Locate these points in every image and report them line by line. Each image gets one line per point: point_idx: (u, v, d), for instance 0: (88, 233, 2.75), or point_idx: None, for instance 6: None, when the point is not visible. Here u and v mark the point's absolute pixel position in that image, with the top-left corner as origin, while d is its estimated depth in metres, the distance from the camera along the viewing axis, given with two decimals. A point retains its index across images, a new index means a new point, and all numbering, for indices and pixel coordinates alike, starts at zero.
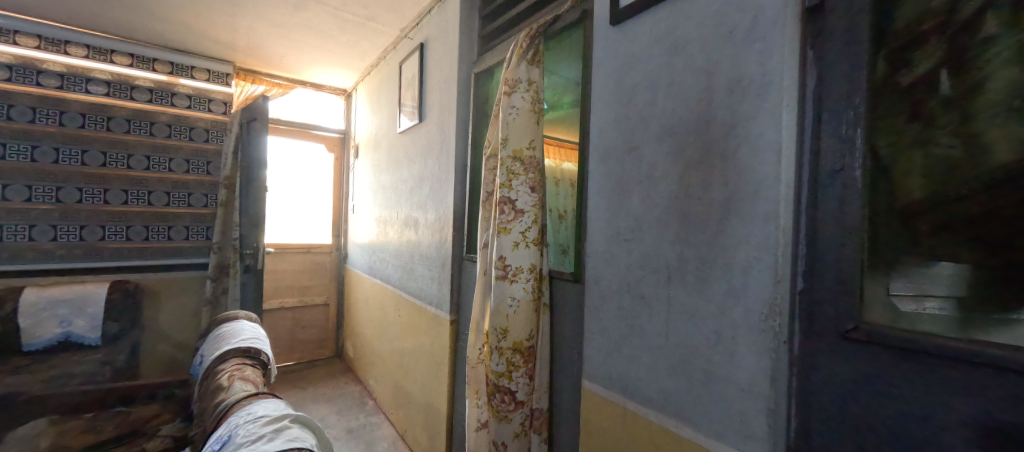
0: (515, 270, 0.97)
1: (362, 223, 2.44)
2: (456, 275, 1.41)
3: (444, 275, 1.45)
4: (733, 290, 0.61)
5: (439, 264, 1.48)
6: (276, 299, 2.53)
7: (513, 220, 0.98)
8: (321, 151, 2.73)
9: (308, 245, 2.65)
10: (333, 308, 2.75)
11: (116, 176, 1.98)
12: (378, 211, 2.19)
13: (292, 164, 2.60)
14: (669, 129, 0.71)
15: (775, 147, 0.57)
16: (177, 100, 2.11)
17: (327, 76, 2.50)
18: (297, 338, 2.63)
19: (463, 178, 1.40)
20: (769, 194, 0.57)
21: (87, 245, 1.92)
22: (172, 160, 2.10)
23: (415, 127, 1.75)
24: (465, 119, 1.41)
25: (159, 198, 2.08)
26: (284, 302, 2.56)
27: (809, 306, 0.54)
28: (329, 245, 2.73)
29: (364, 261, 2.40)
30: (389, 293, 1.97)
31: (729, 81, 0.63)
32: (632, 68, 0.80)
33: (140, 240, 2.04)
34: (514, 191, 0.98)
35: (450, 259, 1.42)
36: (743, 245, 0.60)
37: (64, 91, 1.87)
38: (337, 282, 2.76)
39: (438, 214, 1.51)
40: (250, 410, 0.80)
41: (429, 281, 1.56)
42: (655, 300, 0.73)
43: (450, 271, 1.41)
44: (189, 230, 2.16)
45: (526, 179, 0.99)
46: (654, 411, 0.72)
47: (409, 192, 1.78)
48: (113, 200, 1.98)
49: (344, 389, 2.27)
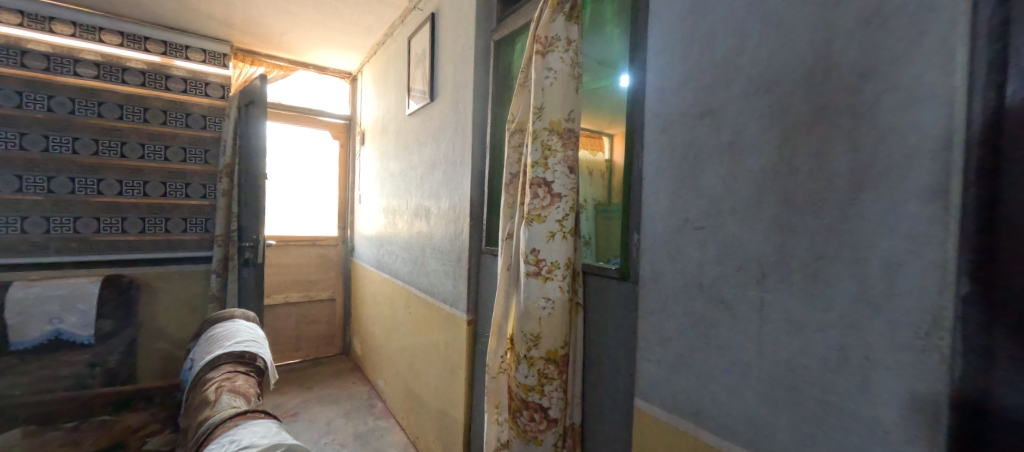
0: (548, 266, 0.81)
1: (369, 214, 2.30)
2: (474, 270, 1.26)
3: (461, 269, 1.29)
4: (869, 297, 0.45)
5: (456, 259, 1.33)
6: (281, 294, 2.42)
7: (547, 206, 0.82)
8: (326, 139, 2.58)
9: (314, 238, 2.52)
10: (339, 304, 2.62)
11: (110, 165, 1.85)
12: (385, 201, 2.05)
13: (297, 153, 2.47)
14: (763, 84, 0.55)
15: (942, 97, 0.40)
16: (171, 84, 1.98)
17: (330, 58, 2.35)
18: (303, 334, 2.52)
19: (481, 161, 1.25)
20: (926, 163, 0.41)
21: (82, 239, 1.81)
22: (168, 148, 1.97)
23: (425, 109, 1.60)
24: (482, 94, 1.26)
25: (155, 188, 1.96)
26: (289, 297, 2.45)
27: (983, 316, 0.37)
28: (334, 237, 2.60)
29: (371, 254, 2.27)
30: (398, 289, 1.84)
31: (859, 11, 0.46)
32: (707, 10, 0.63)
33: (137, 233, 1.92)
34: (548, 171, 0.82)
35: (467, 251, 1.27)
36: (885, 235, 0.44)
37: (51, 74, 1.74)
38: (341, 276, 2.62)
39: (452, 202, 1.36)
40: (233, 437, 0.65)
41: (445, 277, 1.41)
42: (739, 305, 0.57)
43: (468, 264, 1.26)
44: (188, 222, 2.03)
45: (564, 157, 0.83)
46: (740, 446, 0.57)
47: (420, 178, 1.63)
48: (107, 191, 1.85)
49: (351, 389, 2.15)
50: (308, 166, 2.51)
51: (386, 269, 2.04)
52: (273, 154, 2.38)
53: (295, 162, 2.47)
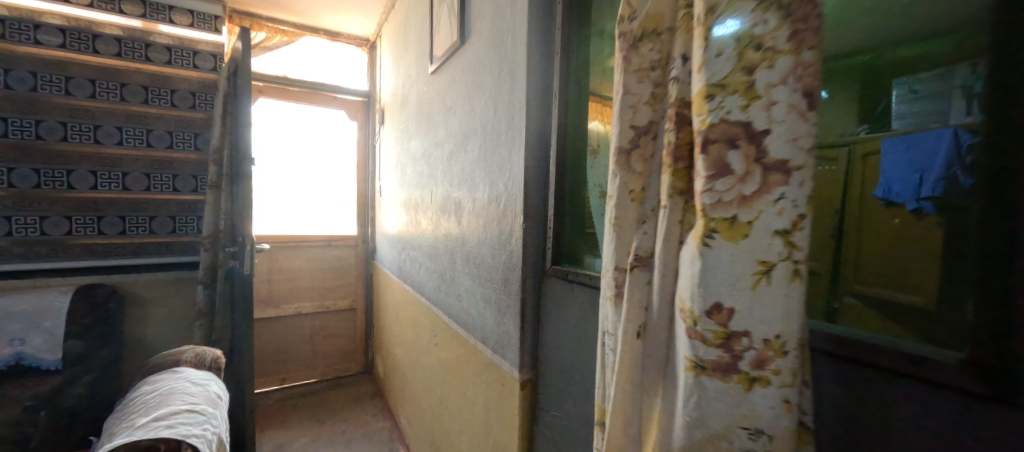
0: (755, 354, 0.32)
1: (391, 210, 1.88)
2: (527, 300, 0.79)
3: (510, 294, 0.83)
4: None
5: (503, 279, 0.86)
6: (293, 302, 2.08)
7: (748, 200, 0.32)
8: (342, 120, 2.18)
9: (329, 237, 2.15)
10: (360, 314, 2.24)
11: (82, 153, 1.55)
12: (407, 192, 1.61)
13: (308, 138, 2.09)
14: None
15: None
16: (153, 54, 1.63)
17: (342, 20, 1.94)
18: (319, 349, 2.17)
19: (542, 122, 0.77)
20: None
21: (51, 242, 1.52)
22: (150, 132, 1.64)
23: (453, 61, 1.13)
24: (544, 10, 0.77)
25: (136, 181, 1.63)
26: (302, 306, 2.10)
27: None
28: (354, 237, 2.22)
29: (393, 258, 1.86)
30: (423, 309, 1.40)
31: None
32: None
33: (116, 234, 1.61)
34: (753, 109, 0.31)
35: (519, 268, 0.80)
36: None
37: (7, 43, 1.44)
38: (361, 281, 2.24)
39: (494, 191, 0.89)
40: None
41: (484, 304, 0.94)
42: None
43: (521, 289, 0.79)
44: (177, 221, 1.70)
45: (795, 70, 0.31)
46: None
47: (448, 158, 1.16)
48: (79, 185, 1.55)
49: (370, 425, 1.75)
50: (322, 152, 2.13)
51: (409, 278, 1.62)
52: (280, 138, 2.02)
53: (306, 148, 2.09)
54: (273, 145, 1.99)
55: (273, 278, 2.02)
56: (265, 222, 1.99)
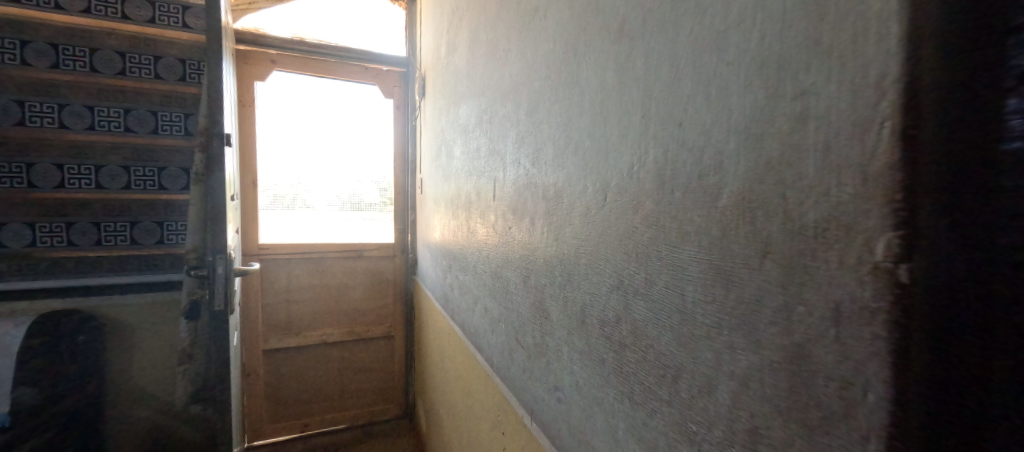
0: None
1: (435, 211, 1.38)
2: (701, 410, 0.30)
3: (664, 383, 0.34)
4: None
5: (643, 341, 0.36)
6: (317, 328, 1.66)
7: None
8: (375, 97, 1.72)
9: (361, 246, 1.71)
10: (398, 342, 1.78)
11: (45, 141, 1.18)
12: (454, 185, 1.11)
13: (335, 121, 1.66)
14: None
15: None
16: (131, 10, 1.22)
17: None
18: (350, 387, 1.73)
19: None
20: None
21: (14, 256, 1.17)
22: (128, 113, 1.24)
23: None
24: None
25: (114, 177, 1.24)
26: (328, 332, 1.67)
27: None
28: (391, 246, 1.75)
29: (439, 278, 1.36)
30: (480, 371, 0.87)
31: None
32: None
33: (90, 247, 1.22)
34: None
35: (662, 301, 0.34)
36: None
37: None
38: (400, 300, 1.78)
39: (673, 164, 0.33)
40: None
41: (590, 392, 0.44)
42: None
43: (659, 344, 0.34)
44: (166, 227, 1.30)
45: None
46: None
47: (525, 109, 0.63)
48: (41, 182, 1.18)
49: None
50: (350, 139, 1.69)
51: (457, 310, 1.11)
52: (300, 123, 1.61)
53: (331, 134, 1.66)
54: (289, 132, 1.60)
55: (293, 298, 1.63)
56: (285, 229, 1.62)
